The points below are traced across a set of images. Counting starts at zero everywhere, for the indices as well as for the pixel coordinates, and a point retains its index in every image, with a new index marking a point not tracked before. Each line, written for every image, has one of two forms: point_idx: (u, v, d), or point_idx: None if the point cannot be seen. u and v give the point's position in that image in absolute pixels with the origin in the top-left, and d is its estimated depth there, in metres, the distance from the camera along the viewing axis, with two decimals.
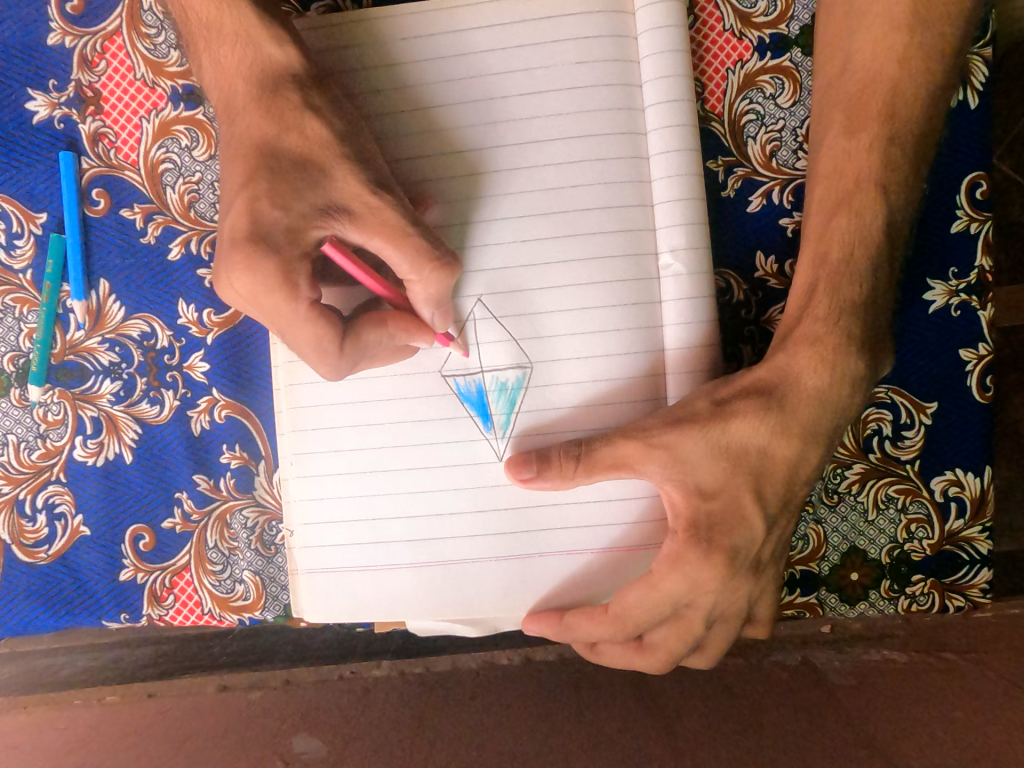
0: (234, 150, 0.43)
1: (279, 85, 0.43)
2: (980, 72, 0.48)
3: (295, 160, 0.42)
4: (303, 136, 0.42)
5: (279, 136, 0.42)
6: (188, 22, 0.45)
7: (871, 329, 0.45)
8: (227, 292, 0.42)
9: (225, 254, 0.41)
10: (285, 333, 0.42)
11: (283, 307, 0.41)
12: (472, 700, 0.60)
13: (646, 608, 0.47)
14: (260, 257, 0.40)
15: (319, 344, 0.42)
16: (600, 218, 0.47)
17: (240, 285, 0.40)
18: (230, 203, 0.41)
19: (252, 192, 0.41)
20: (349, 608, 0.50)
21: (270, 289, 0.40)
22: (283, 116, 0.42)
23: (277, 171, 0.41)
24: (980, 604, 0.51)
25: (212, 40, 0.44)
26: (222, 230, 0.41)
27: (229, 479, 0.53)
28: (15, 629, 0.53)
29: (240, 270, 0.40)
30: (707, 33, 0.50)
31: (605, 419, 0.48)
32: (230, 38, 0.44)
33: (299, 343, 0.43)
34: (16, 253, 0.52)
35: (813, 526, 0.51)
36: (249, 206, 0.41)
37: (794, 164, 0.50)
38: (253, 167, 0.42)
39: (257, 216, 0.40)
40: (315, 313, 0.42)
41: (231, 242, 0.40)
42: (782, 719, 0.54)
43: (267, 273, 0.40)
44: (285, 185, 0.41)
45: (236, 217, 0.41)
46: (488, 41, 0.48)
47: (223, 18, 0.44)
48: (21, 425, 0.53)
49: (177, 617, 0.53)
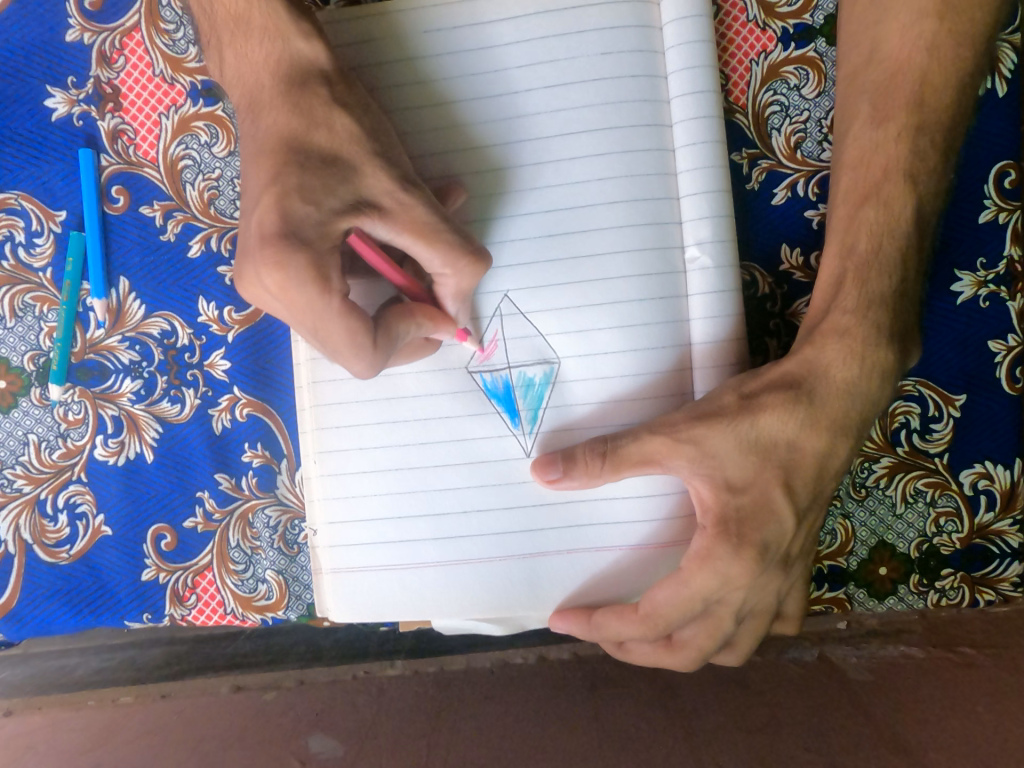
0: (259, 147, 0.42)
1: (308, 81, 0.43)
2: (1009, 60, 0.48)
3: (324, 156, 0.41)
4: (332, 133, 0.42)
5: (307, 132, 0.42)
6: (216, 13, 0.45)
7: (902, 319, 0.45)
8: (253, 290, 0.41)
9: (252, 252, 0.40)
10: (316, 331, 0.41)
11: (317, 302, 0.39)
12: (492, 699, 0.60)
13: (676, 606, 0.46)
14: (290, 251, 0.39)
15: (353, 338, 0.41)
16: (626, 212, 0.47)
17: (269, 281, 0.39)
18: (257, 200, 0.41)
19: (281, 187, 0.40)
20: (374, 608, 0.50)
21: (302, 285, 0.39)
22: (311, 112, 0.42)
23: (305, 168, 0.41)
24: (1011, 598, 0.50)
25: (240, 33, 0.44)
26: (248, 229, 0.40)
27: (251, 478, 0.52)
28: (36, 629, 0.52)
29: (271, 268, 0.39)
30: (731, 24, 0.50)
31: (632, 414, 0.48)
32: (258, 32, 0.43)
33: (331, 340, 0.41)
34: (36, 251, 0.52)
35: (841, 521, 0.51)
36: (278, 201, 0.40)
37: (820, 155, 0.50)
38: (281, 164, 0.41)
39: (288, 212, 0.39)
40: (347, 307, 0.40)
41: (260, 240, 0.39)
42: (810, 715, 0.54)
43: (298, 268, 0.39)
44: (311, 179, 0.41)
45: (263, 214, 0.40)
46: (512, 32, 0.48)
47: (253, 11, 0.43)
48: (41, 424, 0.52)
49: (200, 617, 0.52)
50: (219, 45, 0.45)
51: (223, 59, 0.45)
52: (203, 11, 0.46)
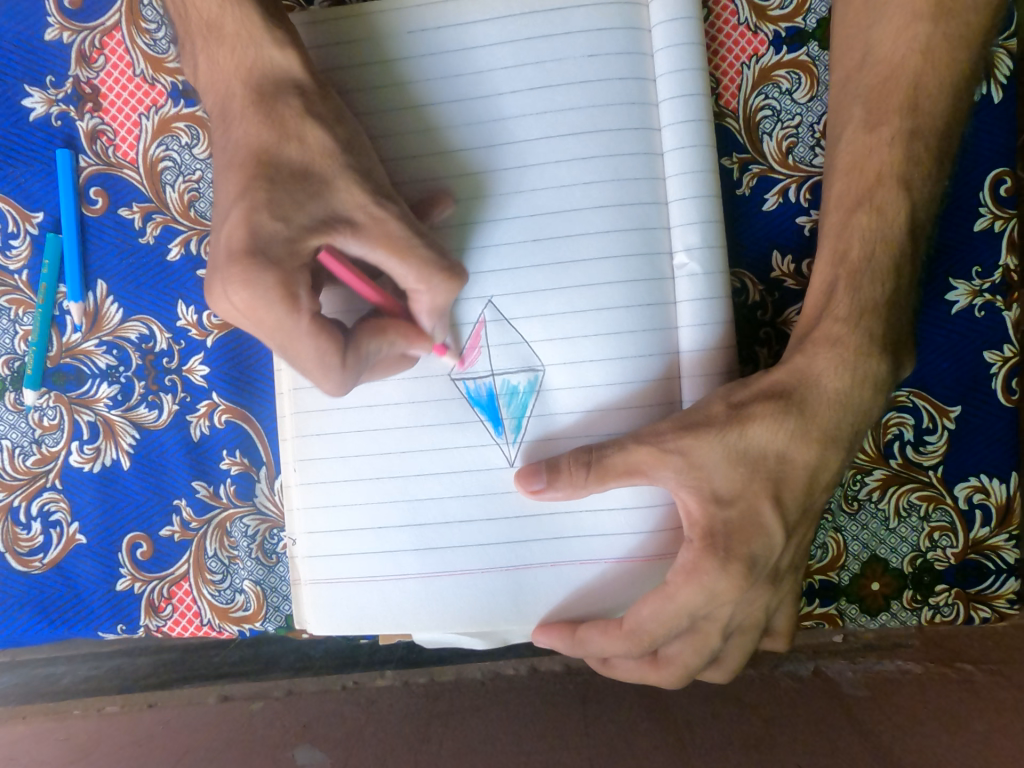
0: (235, 155, 0.42)
1: (280, 91, 0.42)
2: (1005, 65, 0.47)
3: (294, 170, 0.41)
4: (304, 146, 0.41)
5: (280, 144, 0.41)
6: (189, 18, 0.44)
7: (894, 328, 0.44)
8: (221, 306, 0.40)
9: (219, 268, 0.39)
10: (285, 348, 0.40)
11: (285, 321, 0.39)
12: (477, 713, 0.58)
13: (662, 621, 0.45)
14: (258, 270, 0.38)
15: (321, 356, 0.40)
16: (613, 215, 0.46)
17: (238, 299, 0.38)
18: (226, 214, 0.40)
19: (248, 203, 0.39)
20: (354, 620, 0.48)
21: (269, 305, 0.39)
22: (283, 124, 0.41)
23: (281, 179, 0.40)
24: (1008, 615, 0.49)
25: (213, 39, 0.43)
26: (217, 243, 0.40)
27: (229, 486, 0.51)
28: (8, 639, 0.51)
29: (239, 285, 0.38)
30: (721, 26, 0.49)
31: (616, 424, 0.46)
32: (231, 38, 0.42)
33: (301, 358, 0.41)
34: (12, 253, 0.51)
35: (832, 534, 0.50)
36: (246, 218, 0.39)
37: (811, 161, 0.49)
38: (249, 177, 0.40)
39: (258, 226, 0.39)
40: (318, 325, 0.40)
41: (228, 256, 0.39)
42: (802, 730, 0.52)
43: (267, 288, 0.38)
44: (288, 191, 0.40)
45: (232, 229, 0.39)
46: (496, 34, 0.47)
47: (220, 15, 0.42)
48: (16, 430, 0.51)
49: (175, 628, 0.51)
50: (191, 52, 0.45)
51: (196, 64, 0.45)
52: (173, 11, 0.45)
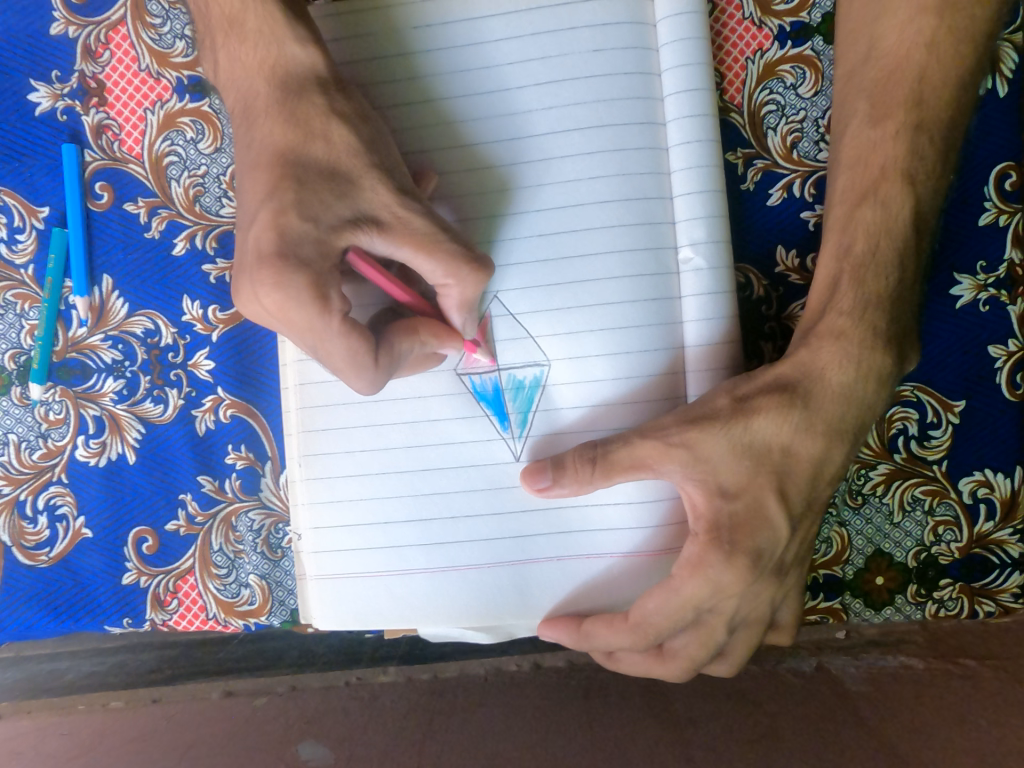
0: (254, 158, 0.42)
1: (303, 88, 0.42)
2: (1010, 59, 0.47)
3: (318, 168, 0.40)
4: (317, 139, 0.41)
5: (304, 144, 0.41)
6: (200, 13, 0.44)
7: (899, 322, 0.44)
8: (250, 307, 0.40)
9: (249, 269, 0.39)
10: (316, 348, 0.41)
11: (316, 322, 0.39)
12: (478, 708, 0.58)
13: (667, 614, 0.45)
14: (289, 271, 0.38)
15: (353, 357, 0.41)
16: (617, 210, 0.46)
17: (269, 301, 0.39)
18: (255, 216, 0.40)
19: (277, 204, 0.39)
20: (359, 615, 0.48)
21: (300, 305, 0.39)
22: (302, 117, 0.41)
23: (304, 182, 0.40)
24: (1012, 609, 0.49)
25: (239, 36, 0.43)
26: (245, 244, 0.40)
27: (235, 480, 0.51)
28: (15, 633, 0.51)
29: (269, 286, 0.38)
30: (726, 22, 0.49)
31: (621, 419, 0.47)
32: (249, 33, 0.42)
33: (332, 358, 0.41)
34: (17, 248, 0.51)
35: (836, 529, 0.50)
36: (275, 219, 0.39)
37: (816, 155, 0.49)
38: (278, 177, 0.40)
39: (284, 229, 0.39)
40: (348, 325, 0.40)
41: (258, 258, 0.39)
42: (806, 724, 0.52)
43: (298, 289, 0.38)
44: (304, 190, 0.40)
45: (260, 232, 0.39)
46: (503, 29, 0.47)
47: (229, 10, 0.42)
48: (22, 424, 0.51)
49: (181, 622, 0.51)
50: (213, 46, 0.45)
51: (216, 60, 0.44)
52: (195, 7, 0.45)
